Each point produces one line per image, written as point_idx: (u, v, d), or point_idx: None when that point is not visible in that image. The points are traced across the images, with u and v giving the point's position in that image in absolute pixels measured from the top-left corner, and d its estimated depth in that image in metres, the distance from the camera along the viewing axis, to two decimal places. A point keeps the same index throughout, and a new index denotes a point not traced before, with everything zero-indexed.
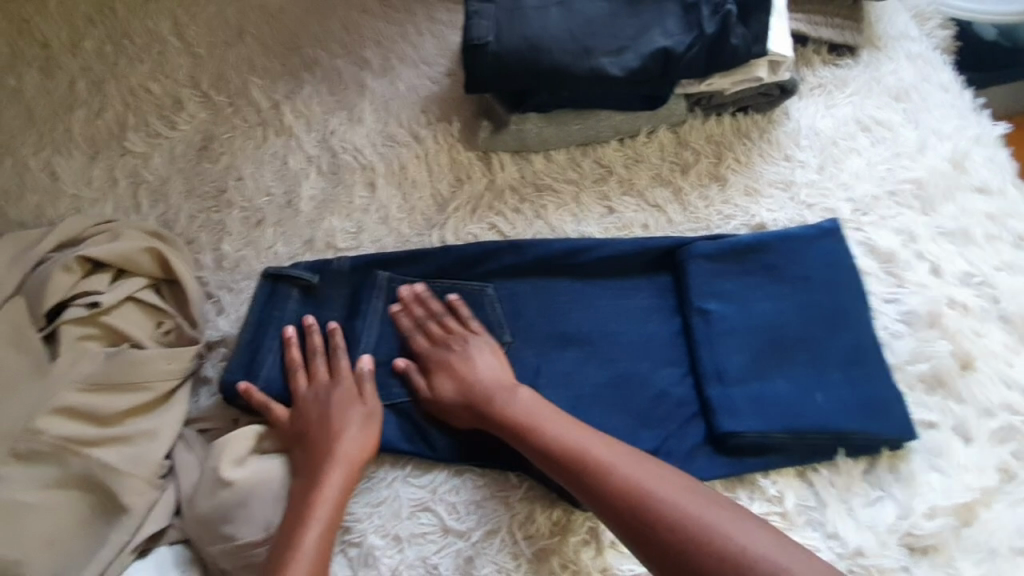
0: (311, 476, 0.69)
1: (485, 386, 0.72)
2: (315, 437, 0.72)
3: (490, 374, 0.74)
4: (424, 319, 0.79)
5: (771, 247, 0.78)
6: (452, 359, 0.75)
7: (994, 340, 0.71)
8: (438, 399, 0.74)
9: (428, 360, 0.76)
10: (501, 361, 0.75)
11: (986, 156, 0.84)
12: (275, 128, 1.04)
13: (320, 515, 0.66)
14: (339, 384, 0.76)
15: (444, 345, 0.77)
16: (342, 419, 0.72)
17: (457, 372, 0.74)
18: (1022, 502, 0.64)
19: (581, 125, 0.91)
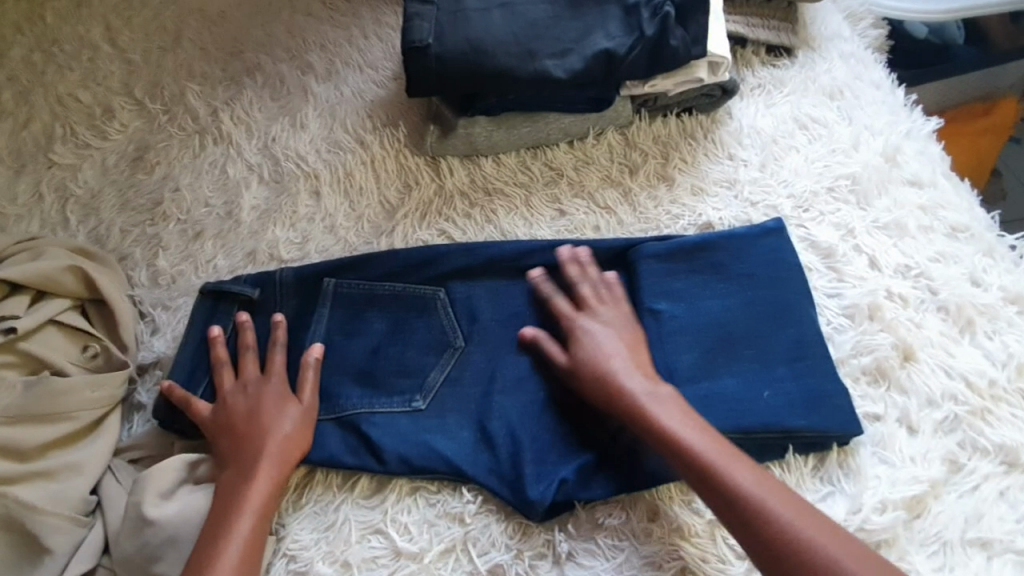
0: (240, 467, 0.66)
1: (639, 366, 0.70)
2: (244, 429, 0.69)
3: (637, 352, 0.71)
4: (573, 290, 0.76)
5: (718, 245, 0.78)
6: (596, 332, 0.72)
7: (934, 330, 0.72)
8: (574, 368, 0.70)
9: (572, 331, 0.73)
10: (614, 334, 0.72)
11: (919, 150, 0.86)
12: (214, 136, 0.99)
13: (248, 510, 0.64)
14: (273, 376, 0.73)
15: (589, 317, 0.74)
16: (273, 410, 0.70)
17: (596, 342, 0.71)
18: (968, 490, 0.64)
19: (529, 128, 0.90)
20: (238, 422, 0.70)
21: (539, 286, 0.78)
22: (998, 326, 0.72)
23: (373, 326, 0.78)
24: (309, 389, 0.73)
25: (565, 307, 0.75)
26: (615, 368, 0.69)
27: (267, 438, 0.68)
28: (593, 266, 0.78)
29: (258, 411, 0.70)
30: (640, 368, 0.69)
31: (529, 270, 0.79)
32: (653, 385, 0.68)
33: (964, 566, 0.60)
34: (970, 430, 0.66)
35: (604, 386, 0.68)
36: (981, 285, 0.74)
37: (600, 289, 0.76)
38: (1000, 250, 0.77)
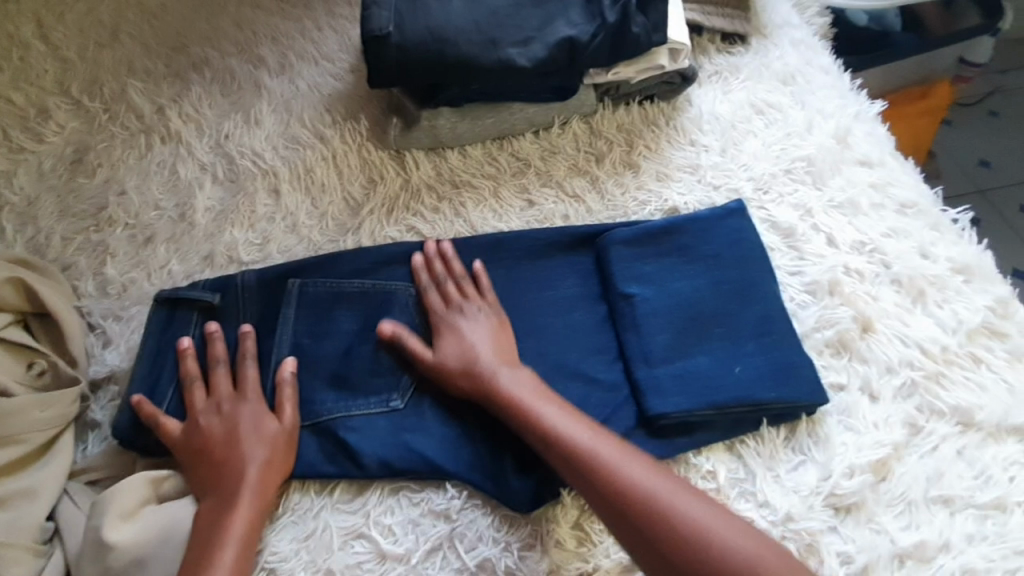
0: (220, 496, 0.63)
1: (495, 352, 0.71)
2: (221, 452, 0.66)
3: (497, 342, 0.73)
4: (442, 279, 0.77)
5: (683, 229, 0.80)
6: (462, 321, 0.74)
7: (889, 301, 0.75)
8: (442, 362, 0.71)
9: (440, 322, 0.75)
10: (489, 332, 0.73)
11: (867, 131, 0.90)
12: (161, 135, 0.94)
13: (230, 541, 0.61)
14: (248, 395, 0.70)
15: (456, 306, 0.75)
16: (251, 433, 0.67)
17: (461, 338, 0.72)
18: (929, 451, 0.67)
19: (494, 118, 0.89)
20: (214, 446, 0.66)
21: (416, 274, 0.78)
22: (948, 295, 0.76)
23: (343, 325, 0.76)
24: (288, 407, 0.70)
25: (435, 301, 0.76)
26: (478, 363, 0.70)
27: (246, 462, 0.65)
28: (457, 261, 0.78)
29: (236, 434, 0.67)
30: (503, 359, 0.71)
31: (412, 255, 0.79)
32: (523, 377, 0.69)
33: (929, 524, 0.63)
34: (927, 395, 0.70)
35: (466, 379, 0.70)
36: (930, 257, 0.79)
37: (465, 281, 0.77)
38: (945, 224, 0.82)
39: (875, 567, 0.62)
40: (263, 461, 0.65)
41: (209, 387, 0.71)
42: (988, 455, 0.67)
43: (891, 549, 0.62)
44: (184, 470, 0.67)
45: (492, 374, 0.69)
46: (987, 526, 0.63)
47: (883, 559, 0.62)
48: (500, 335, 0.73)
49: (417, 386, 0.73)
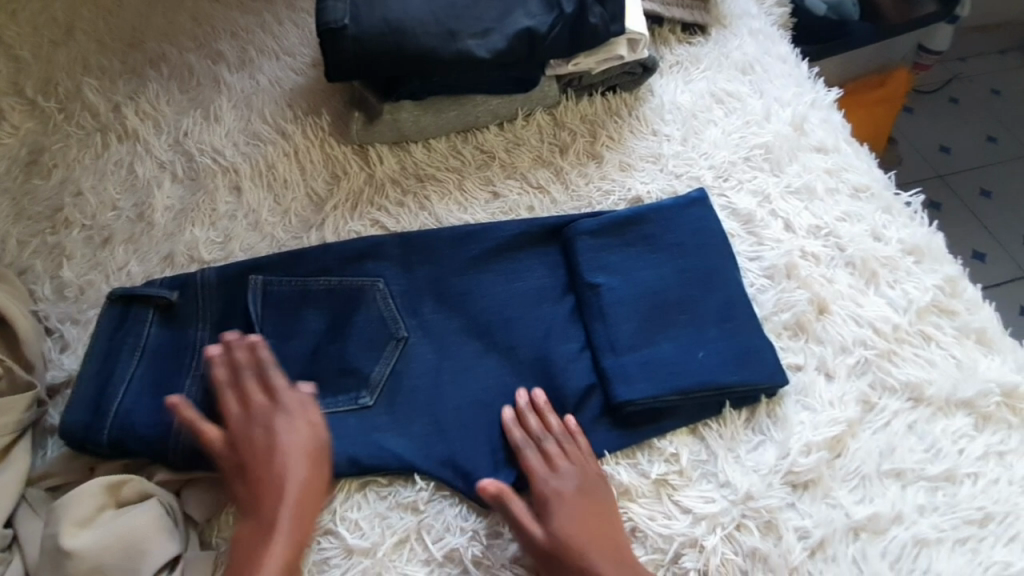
0: (257, 521, 0.61)
1: (593, 537, 0.63)
2: (240, 473, 0.63)
3: (602, 520, 0.64)
4: (540, 436, 0.69)
5: (647, 218, 0.81)
6: (568, 488, 0.66)
7: (844, 283, 0.78)
8: (540, 541, 0.62)
9: (542, 489, 0.66)
10: (588, 502, 0.65)
11: (823, 118, 0.92)
12: (118, 133, 0.92)
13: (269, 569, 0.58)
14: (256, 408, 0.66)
15: (563, 472, 0.67)
16: (272, 448, 0.64)
17: (558, 514, 0.64)
18: (881, 426, 0.69)
19: (457, 111, 0.89)
20: (264, 460, 0.64)
21: (510, 430, 0.70)
22: (899, 276, 0.78)
23: (308, 322, 0.75)
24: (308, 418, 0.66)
25: (533, 461, 0.68)
26: (575, 541, 0.62)
27: (272, 482, 0.62)
28: (554, 416, 0.70)
29: (252, 450, 0.64)
30: (601, 544, 0.63)
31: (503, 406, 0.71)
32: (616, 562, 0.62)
33: (882, 497, 0.65)
34: (879, 371, 0.72)
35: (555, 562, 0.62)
36: (882, 239, 0.81)
37: (564, 439, 0.69)
38: (896, 207, 0.84)
39: (830, 540, 0.63)
40: (294, 476, 0.63)
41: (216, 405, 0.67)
42: (938, 429, 0.69)
43: (846, 523, 0.64)
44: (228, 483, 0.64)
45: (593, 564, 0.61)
46: (937, 497, 0.66)
47: (838, 533, 0.64)
48: (597, 514, 0.64)
49: (384, 382, 0.72)
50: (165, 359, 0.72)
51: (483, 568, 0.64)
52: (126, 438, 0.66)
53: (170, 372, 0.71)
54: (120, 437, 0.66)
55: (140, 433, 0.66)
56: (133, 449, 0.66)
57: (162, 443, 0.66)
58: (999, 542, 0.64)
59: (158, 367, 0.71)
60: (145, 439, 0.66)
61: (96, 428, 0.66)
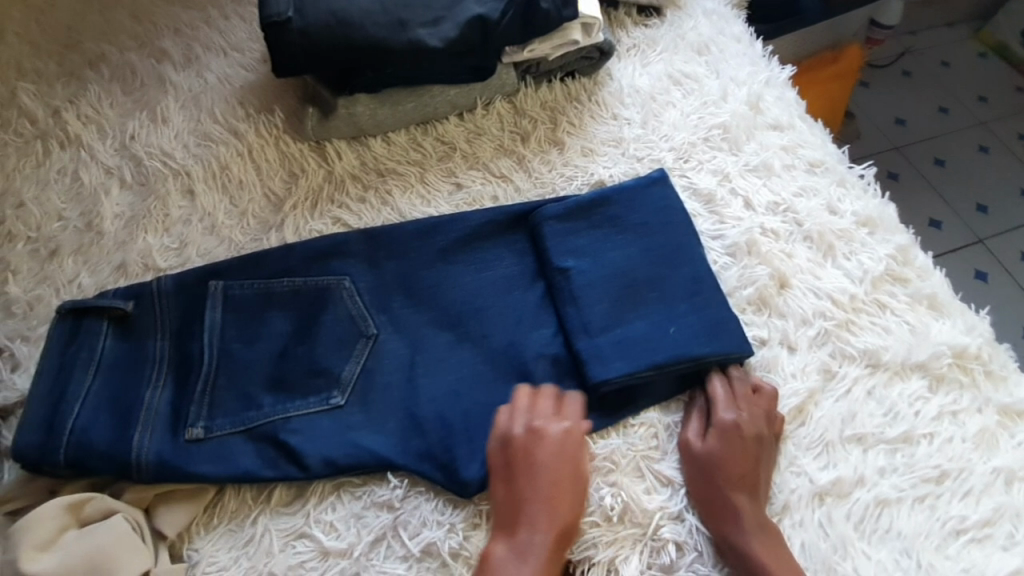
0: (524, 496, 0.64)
1: (735, 473, 0.65)
2: (517, 503, 0.64)
3: (750, 461, 0.66)
4: (738, 380, 0.72)
5: (611, 200, 0.81)
6: (746, 427, 0.67)
7: (803, 258, 0.79)
8: (699, 473, 0.66)
9: (719, 422, 0.68)
10: (754, 438, 0.67)
11: (777, 96, 0.94)
12: (59, 140, 0.87)
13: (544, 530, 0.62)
14: (529, 443, 0.66)
15: (744, 411, 0.69)
16: (559, 477, 0.65)
17: (735, 436, 0.67)
18: (842, 394, 0.71)
19: (415, 102, 0.88)
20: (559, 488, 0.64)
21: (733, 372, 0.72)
22: (854, 248, 0.80)
23: (274, 325, 0.74)
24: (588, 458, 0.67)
25: (721, 394, 0.70)
26: (735, 473, 0.65)
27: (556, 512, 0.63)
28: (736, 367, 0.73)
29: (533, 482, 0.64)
30: (746, 481, 0.65)
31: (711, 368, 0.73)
32: (757, 502, 0.64)
33: (844, 462, 0.68)
34: (839, 341, 0.74)
35: (712, 492, 0.65)
36: (838, 213, 0.83)
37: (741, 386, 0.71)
38: (850, 180, 0.87)
39: (796, 506, 0.66)
40: (564, 513, 0.63)
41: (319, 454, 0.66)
42: (895, 393, 0.72)
43: (811, 489, 0.66)
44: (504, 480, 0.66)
45: (735, 498, 0.64)
46: (896, 458, 0.68)
47: (804, 499, 0.66)
48: (756, 453, 0.67)
49: (355, 381, 0.71)
50: (125, 374, 0.69)
51: (462, 559, 0.64)
52: (86, 458, 0.63)
53: (131, 387, 0.68)
54: (78, 457, 0.63)
55: (99, 450, 0.64)
56: (95, 469, 0.64)
57: (125, 458, 0.64)
58: (955, 497, 0.67)
59: (116, 382, 0.69)
60: (107, 458, 0.64)
61: (51, 449, 0.63)
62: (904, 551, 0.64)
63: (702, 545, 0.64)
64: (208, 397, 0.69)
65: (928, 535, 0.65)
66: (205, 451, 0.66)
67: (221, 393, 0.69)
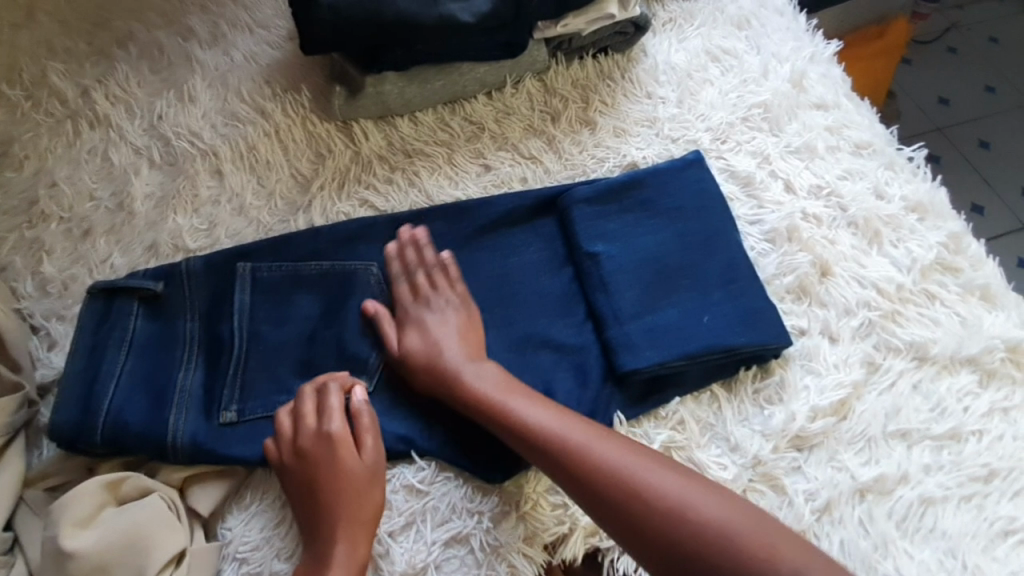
0: (314, 501, 0.62)
1: (469, 348, 0.69)
2: (319, 506, 0.62)
3: (469, 339, 0.70)
4: (410, 271, 0.74)
5: (645, 183, 0.78)
6: (444, 318, 0.71)
7: (847, 245, 0.76)
8: (406, 354, 0.69)
9: (411, 316, 0.72)
10: (460, 326, 0.71)
11: (823, 73, 0.89)
12: (90, 120, 0.87)
13: (334, 524, 0.61)
14: (316, 451, 0.64)
15: (433, 313, 0.72)
16: (361, 473, 0.63)
17: (430, 333, 0.70)
18: (886, 388, 0.69)
19: (443, 81, 0.85)
20: (356, 488, 0.62)
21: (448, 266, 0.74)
22: (902, 235, 0.76)
23: (302, 308, 0.73)
24: (376, 444, 0.65)
25: (422, 281, 0.73)
26: (443, 354, 0.68)
27: (361, 510, 0.62)
28: (429, 249, 0.75)
29: (323, 496, 0.62)
30: (470, 351, 0.69)
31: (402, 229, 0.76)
32: (485, 368, 0.68)
33: (887, 458, 0.65)
34: (884, 333, 0.71)
35: (429, 373, 0.68)
36: (886, 197, 0.79)
37: (433, 270, 0.74)
38: (899, 163, 0.82)
39: (836, 502, 0.63)
40: (339, 508, 0.61)
41: (315, 409, 0.66)
42: (942, 387, 0.69)
43: (851, 484, 0.64)
44: (297, 472, 0.63)
45: (449, 363, 0.68)
46: (943, 455, 0.65)
47: (844, 495, 0.64)
48: (467, 329, 0.71)
49: (383, 367, 0.71)
50: (157, 354, 0.70)
51: (492, 549, 0.64)
52: (122, 436, 0.64)
53: (163, 368, 0.69)
54: (114, 435, 0.64)
55: (134, 429, 0.65)
56: (129, 447, 0.65)
57: (160, 438, 0.65)
58: (1004, 497, 0.64)
59: (149, 363, 0.69)
60: (141, 437, 0.65)
61: (88, 425, 0.64)
62: (948, 551, 0.61)
63: None
64: (239, 379, 0.69)
65: (975, 536, 0.62)
66: (237, 433, 0.67)
67: (252, 376, 0.69)
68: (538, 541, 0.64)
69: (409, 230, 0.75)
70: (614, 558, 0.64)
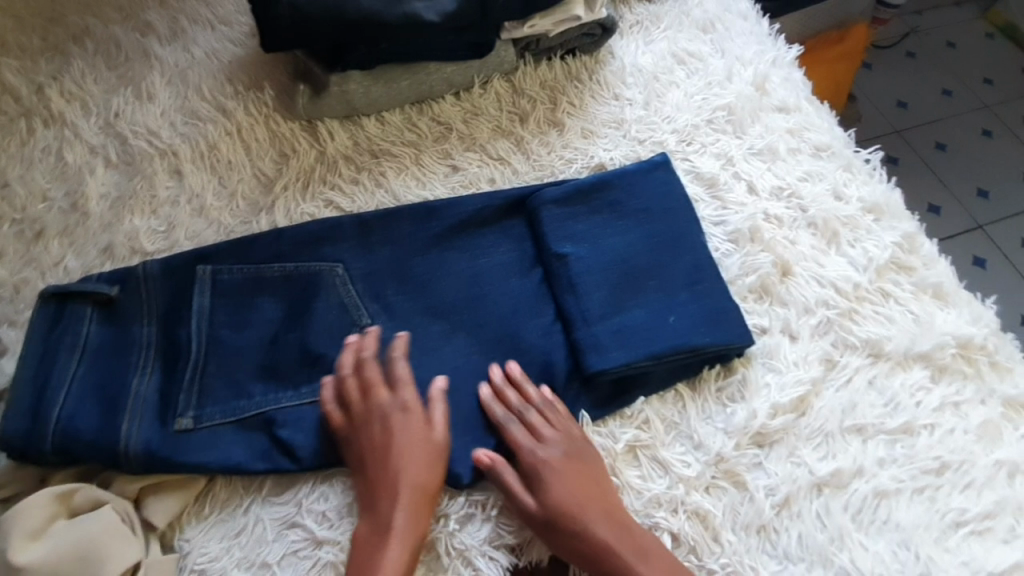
0: (374, 474, 0.63)
1: (582, 498, 0.62)
2: (382, 475, 0.63)
3: (587, 483, 0.63)
4: (522, 410, 0.67)
5: (612, 184, 0.79)
6: (558, 461, 0.64)
7: (806, 245, 0.78)
8: (541, 509, 0.62)
9: (533, 460, 0.65)
10: (581, 455, 0.65)
11: (784, 77, 0.91)
12: (42, 118, 0.84)
13: (404, 485, 0.62)
14: (390, 415, 0.66)
15: (553, 447, 0.65)
16: (427, 442, 0.65)
17: (553, 483, 0.63)
18: (843, 384, 0.70)
19: (410, 80, 0.85)
20: (423, 455, 0.64)
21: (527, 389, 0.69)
22: (859, 235, 0.78)
23: (264, 312, 0.72)
24: (441, 417, 0.66)
25: (518, 433, 0.67)
26: (587, 507, 0.62)
27: (423, 478, 0.63)
28: (531, 386, 0.69)
29: (391, 461, 0.63)
30: (602, 503, 0.62)
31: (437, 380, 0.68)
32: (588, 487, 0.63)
33: (844, 453, 0.67)
34: (841, 331, 0.73)
35: (564, 523, 0.62)
36: (843, 198, 0.81)
37: (542, 407, 0.68)
38: (857, 165, 0.84)
39: (795, 497, 0.65)
40: (411, 468, 0.63)
41: (359, 390, 0.67)
42: (896, 383, 0.71)
43: (810, 479, 0.65)
44: (368, 440, 0.65)
45: (586, 518, 0.62)
46: (897, 450, 0.67)
47: (803, 490, 0.65)
48: (583, 471, 0.64)
49: None
50: (111, 360, 0.67)
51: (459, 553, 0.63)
52: (72, 445, 0.62)
53: (117, 374, 0.67)
54: (64, 444, 0.62)
55: (85, 438, 0.62)
56: (80, 456, 0.63)
57: (113, 448, 0.62)
58: (955, 489, 0.66)
59: (103, 369, 0.67)
60: (93, 446, 0.62)
61: (35, 435, 0.62)
62: (902, 543, 0.63)
63: (697, 536, 0.63)
64: (197, 384, 0.67)
65: (927, 527, 0.64)
66: (195, 440, 0.65)
67: (211, 381, 0.68)
68: (503, 543, 0.64)
69: (440, 384, 0.68)
70: None
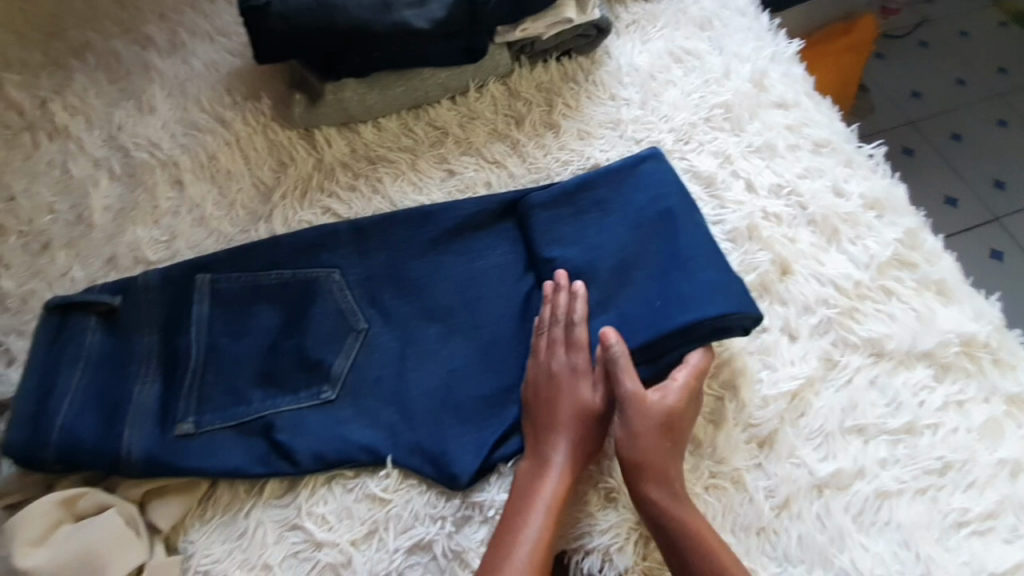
0: (551, 424, 0.65)
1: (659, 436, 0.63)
2: (550, 424, 0.65)
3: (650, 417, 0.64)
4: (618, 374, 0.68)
5: (596, 184, 0.78)
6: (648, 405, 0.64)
7: (806, 243, 0.77)
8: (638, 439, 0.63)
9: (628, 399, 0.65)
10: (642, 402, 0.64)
11: (784, 72, 0.90)
12: (47, 132, 0.86)
13: (563, 433, 0.65)
14: (560, 374, 0.67)
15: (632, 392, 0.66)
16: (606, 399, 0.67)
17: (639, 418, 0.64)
18: (843, 383, 0.70)
19: (404, 86, 0.85)
20: (585, 415, 0.66)
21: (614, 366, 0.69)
22: (860, 232, 0.77)
23: (263, 319, 0.73)
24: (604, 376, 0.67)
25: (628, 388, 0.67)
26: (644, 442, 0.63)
27: (587, 434, 0.65)
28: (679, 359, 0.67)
29: (558, 415, 0.65)
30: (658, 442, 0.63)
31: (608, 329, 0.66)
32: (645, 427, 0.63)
33: (844, 452, 0.66)
34: (841, 329, 0.72)
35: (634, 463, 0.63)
36: (844, 195, 0.80)
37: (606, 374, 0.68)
38: (857, 160, 0.83)
39: (795, 498, 0.64)
40: (586, 425, 0.66)
41: (566, 344, 0.68)
42: (899, 381, 0.70)
43: (810, 480, 0.65)
44: (545, 394, 0.67)
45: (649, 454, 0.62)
46: (899, 449, 0.66)
47: (802, 490, 0.64)
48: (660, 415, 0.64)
49: (346, 375, 0.70)
50: (113, 369, 0.69)
51: (456, 555, 0.63)
52: (75, 453, 0.63)
53: (119, 382, 0.68)
54: (67, 452, 0.63)
55: (88, 446, 0.64)
56: (84, 464, 0.64)
57: (115, 455, 0.64)
58: (960, 489, 0.65)
59: (104, 378, 0.68)
60: (96, 453, 0.63)
61: (39, 443, 0.63)
62: (904, 543, 0.62)
63: None
64: (196, 391, 0.68)
65: (931, 527, 0.63)
66: (194, 447, 0.66)
67: (211, 389, 0.69)
68: None
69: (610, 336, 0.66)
70: (580, 560, 0.64)
